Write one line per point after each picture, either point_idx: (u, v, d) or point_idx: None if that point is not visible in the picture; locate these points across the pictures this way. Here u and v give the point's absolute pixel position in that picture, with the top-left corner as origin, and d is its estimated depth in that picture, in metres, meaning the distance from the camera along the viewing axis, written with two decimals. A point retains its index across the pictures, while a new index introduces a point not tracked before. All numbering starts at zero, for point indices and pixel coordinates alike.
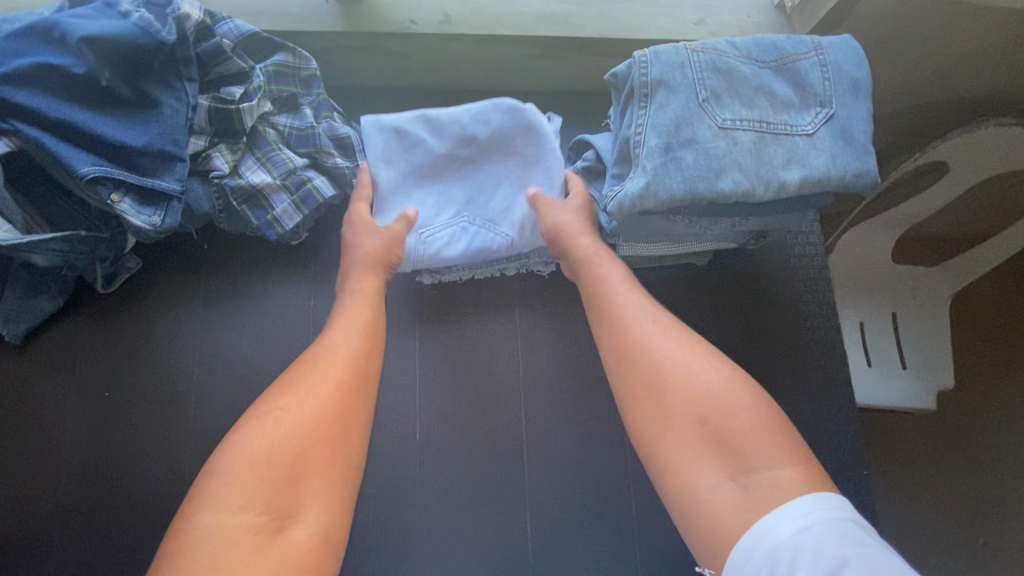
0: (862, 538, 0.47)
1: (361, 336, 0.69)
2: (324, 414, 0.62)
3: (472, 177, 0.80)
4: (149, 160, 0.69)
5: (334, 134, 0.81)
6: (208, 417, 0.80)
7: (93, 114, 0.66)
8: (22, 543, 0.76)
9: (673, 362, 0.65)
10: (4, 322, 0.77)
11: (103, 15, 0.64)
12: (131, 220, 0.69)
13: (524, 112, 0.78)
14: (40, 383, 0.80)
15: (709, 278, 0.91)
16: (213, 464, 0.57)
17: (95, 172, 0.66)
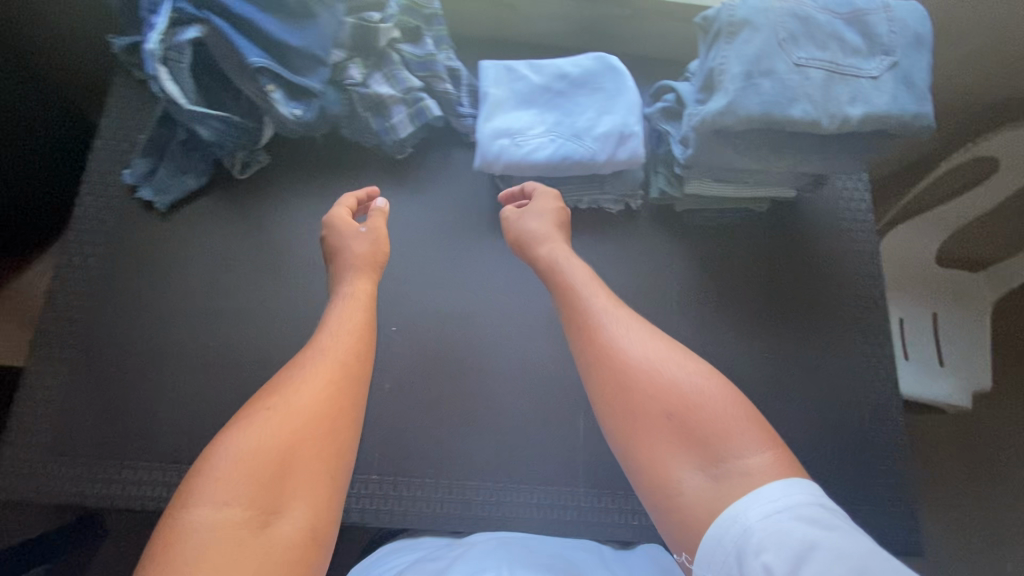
0: (827, 518, 0.49)
1: (346, 328, 0.71)
2: (312, 406, 0.62)
3: (566, 104, 0.90)
4: (301, 61, 0.82)
5: (448, 65, 0.94)
6: (313, 298, 0.90)
7: (267, 15, 0.80)
8: (138, 385, 0.84)
9: (646, 360, 0.65)
10: (156, 192, 0.90)
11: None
12: (280, 108, 0.82)
13: (608, 60, 0.91)
14: (172, 250, 0.91)
15: (765, 231, 0.98)
16: (201, 463, 0.56)
17: (261, 63, 0.79)
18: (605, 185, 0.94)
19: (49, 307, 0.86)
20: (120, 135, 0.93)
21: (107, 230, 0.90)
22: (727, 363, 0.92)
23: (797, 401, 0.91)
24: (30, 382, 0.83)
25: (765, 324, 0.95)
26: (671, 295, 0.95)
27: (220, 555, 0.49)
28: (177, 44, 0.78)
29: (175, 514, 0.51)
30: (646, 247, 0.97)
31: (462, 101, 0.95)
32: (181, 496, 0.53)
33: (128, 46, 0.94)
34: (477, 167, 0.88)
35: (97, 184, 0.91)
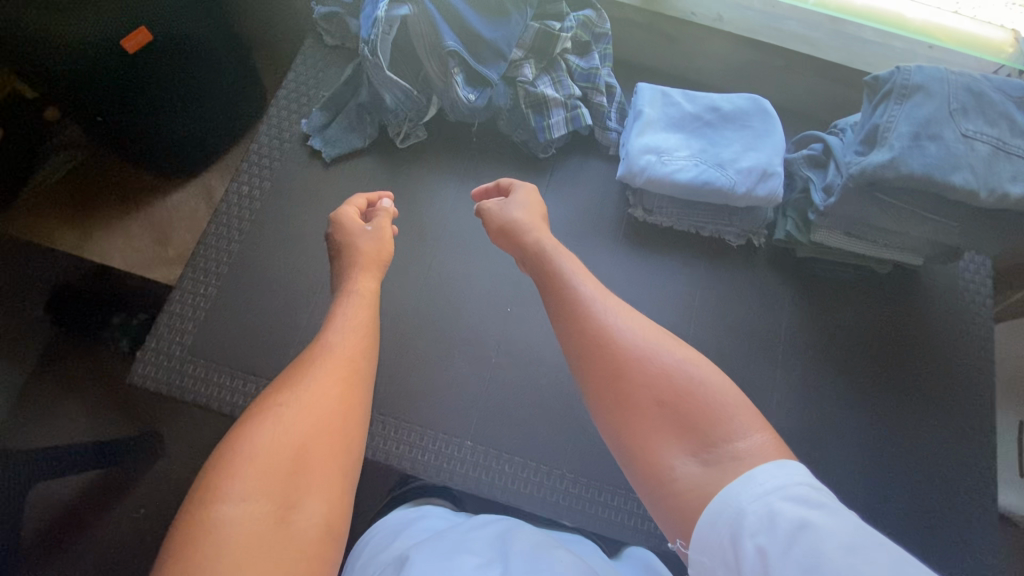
0: (814, 495, 0.48)
1: (354, 333, 0.73)
2: (322, 402, 0.63)
3: (713, 135, 0.95)
4: (487, 52, 0.93)
5: (608, 82, 1.01)
6: (439, 267, 0.99)
7: (470, 8, 0.91)
8: (275, 314, 0.92)
9: (637, 342, 0.63)
10: (326, 143, 1.00)
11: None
12: (458, 91, 0.92)
13: (760, 102, 0.96)
14: (324, 199, 0.99)
15: (879, 294, 0.99)
16: (219, 456, 0.56)
17: (455, 47, 0.89)
18: (734, 218, 0.98)
19: (213, 222, 0.96)
20: (303, 91, 1.05)
21: (273, 168, 1.00)
22: (822, 414, 0.93)
23: (890, 469, 0.90)
24: (184, 286, 0.92)
25: (866, 383, 0.95)
26: (773, 334, 0.97)
27: (246, 550, 0.49)
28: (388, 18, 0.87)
29: (200, 509, 0.52)
30: (757, 284, 1.00)
31: (611, 115, 1.02)
32: (201, 492, 0.53)
33: (327, 15, 1.05)
34: (619, 177, 0.94)
35: (275, 128, 1.02)
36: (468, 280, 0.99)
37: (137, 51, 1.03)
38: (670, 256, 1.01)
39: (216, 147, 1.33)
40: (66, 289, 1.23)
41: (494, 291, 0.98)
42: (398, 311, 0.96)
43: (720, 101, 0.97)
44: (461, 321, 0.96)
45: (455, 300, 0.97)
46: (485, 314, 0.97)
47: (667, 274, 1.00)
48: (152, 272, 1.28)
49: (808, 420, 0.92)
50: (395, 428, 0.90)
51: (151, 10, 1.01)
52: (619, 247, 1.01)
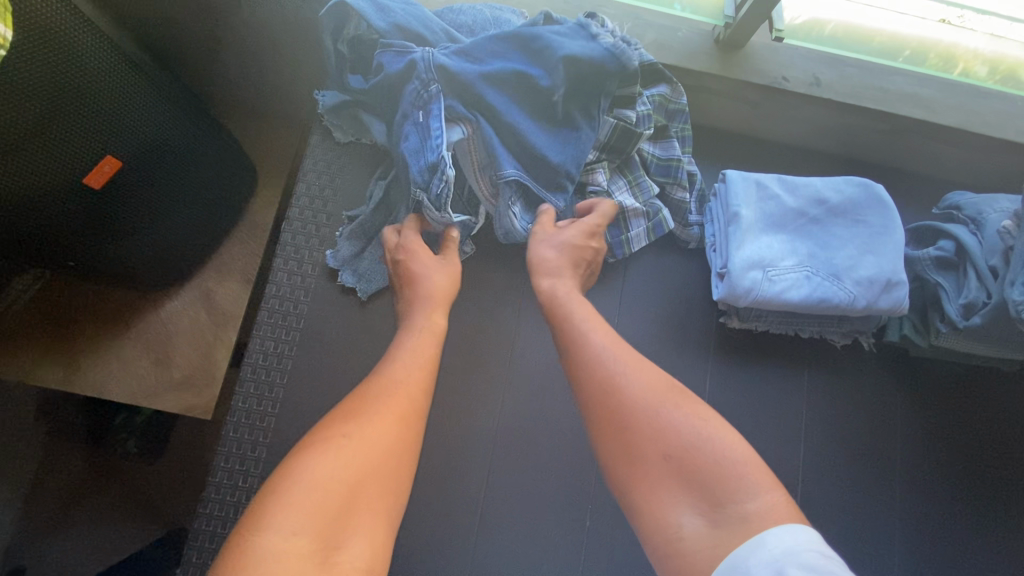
0: (828, 567, 0.46)
1: (423, 366, 0.66)
2: (383, 436, 0.58)
3: (821, 234, 0.81)
4: (552, 176, 0.78)
5: (691, 171, 0.86)
6: (506, 410, 0.84)
7: (532, 121, 0.76)
8: None
9: (644, 399, 0.61)
10: (359, 279, 0.83)
11: (577, 35, 0.73)
12: (515, 225, 0.78)
13: (872, 190, 0.82)
14: (365, 346, 0.83)
15: (1000, 389, 0.89)
16: (274, 482, 0.52)
17: (514, 177, 0.75)
18: (844, 322, 0.85)
19: (239, 395, 0.81)
20: (318, 207, 0.86)
21: (299, 311, 0.83)
22: (954, 535, 0.84)
23: None
24: (218, 478, 0.78)
25: (993, 491, 0.86)
26: (890, 446, 0.86)
27: None
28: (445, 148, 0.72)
29: (245, 538, 0.48)
30: (867, 390, 0.88)
31: (691, 208, 0.86)
32: (249, 518, 0.50)
33: (336, 106, 0.85)
34: (718, 297, 0.80)
35: (292, 261, 0.84)
36: (546, 423, 0.84)
37: (104, 184, 0.83)
38: (770, 366, 0.88)
39: (211, 246, 1.11)
40: (60, 411, 1.06)
41: (578, 435, 0.83)
42: (470, 474, 0.81)
43: (825, 190, 0.82)
44: (544, 473, 0.82)
45: (531, 451, 0.82)
46: (570, 463, 0.82)
47: (768, 388, 0.87)
48: (161, 400, 1.08)
49: (939, 544, 0.83)
50: None
51: (116, 133, 0.79)
52: (712, 361, 0.87)
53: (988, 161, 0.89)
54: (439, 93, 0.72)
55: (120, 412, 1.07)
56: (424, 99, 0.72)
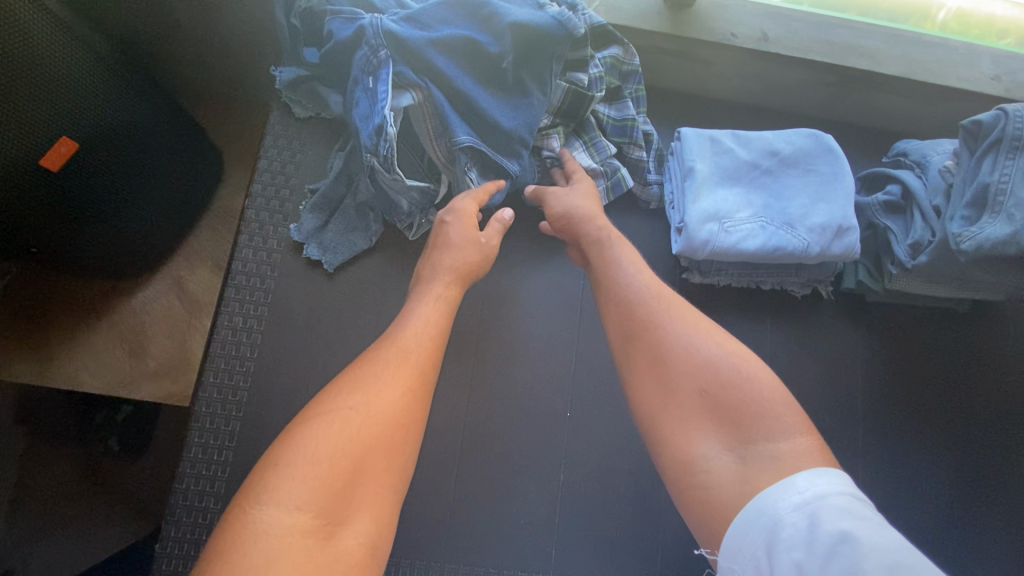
0: (858, 511, 0.47)
1: (432, 334, 0.67)
2: (385, 408, 0.59)
3: (774, 185, 0.83)
4: (506, 142, 0.78)
5: (647, 130, 0.87)
6: (478, 375, 0.84)
7: (482, 89, 0.76)
8: None
9: (683, 334, 0.63)
10: (324, 251, 0.84)
11: (525, 4, 0.75)
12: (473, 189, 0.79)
13: (822, 140, 0.84)
14: (334, 317, 0.84)
15: (956, 328, 0.92)
16: (278, 455, 0.54)
17: (468, 142, 0.76)
18: (802, 271, 0.87)
19: (207, 371, 0.80)
20: (281, 183, 0.87)
21: (266, 286, 0.83)
22: (916, 471, 0.87)
23: (992, 514, 0.86)
24: (192, 453, 0.79)
25: (952, 426, 0.89)
26: (852, 387, 0.89)
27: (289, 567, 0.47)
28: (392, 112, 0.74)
29: (246, 511, 0.50)
30: (828, 337, 0.91)
31: (650, 167, 0.88)
32: (250, 490, 0.52)
33: (292, 81, 0.85)
34: (677, 251, 0.82)
35: (257, 237, 0.85)
36: (518, 384, 0.85)
37: (61, 166, 0.81)
38: (732, 318, 0.91)
39: (181, 232, 1.11)
40: (39, 403, 1.04)
41: (550, 395, 0.85)
42: (445, 437, 0.82)
43: (778, 142, 0.84)
44: (518, 432, 0.83)
45: (504, 411, 0.83)
46: (543, 422, 0.83)
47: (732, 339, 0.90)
48: (139, 390, 1.08)
49: (902, 480, 0.86)
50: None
51: (71, 113, 0.78)
52: None
53: (932, 109, 0.92)
54: (388, 58, 0.73)
55: (98, 409, 1.05)
56: (373, 65, 0.73)
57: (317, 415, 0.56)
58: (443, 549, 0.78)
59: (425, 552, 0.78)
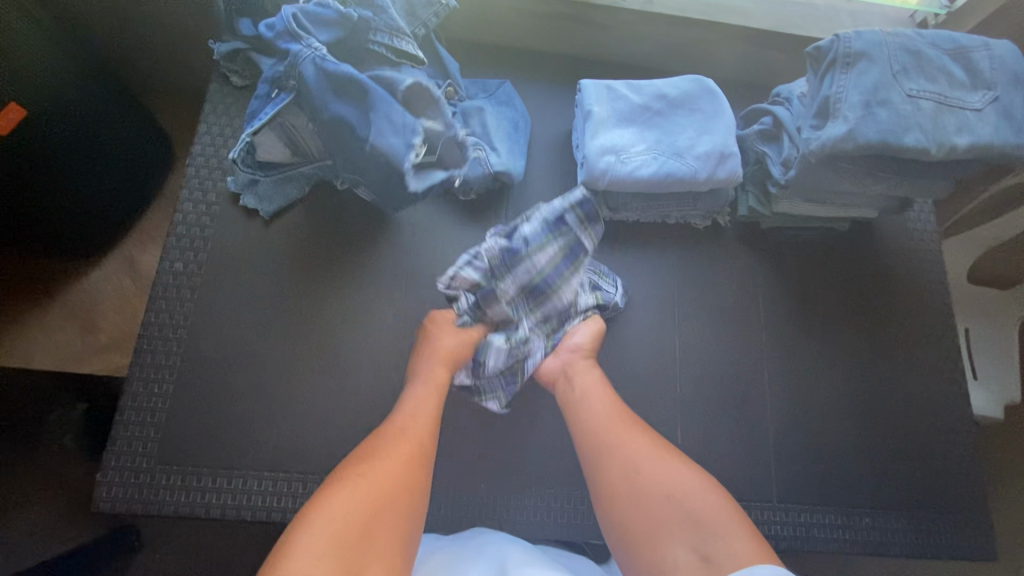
0: None
1: (427, 408, 0.74)
2: (387, 473, 0.64)
3: (665, 123, 0.93)
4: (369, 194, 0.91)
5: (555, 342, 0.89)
6: (410, 309, 0.91)
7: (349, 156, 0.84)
8: (240, 394, 0.84)
9: (643, 461, 0.68)
10: (260, 200, 0.90)
11: (399, 132, 0.80)
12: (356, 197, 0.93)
13: (703, 83, 0.95)
14: (271, 260, 0.90)
15: (846, 247, 1.02)
16: (302, 518, 0.58)
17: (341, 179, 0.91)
18: (699, 202, 0.97)
19: (150, 312, 0.85)
20: (220, 144, 0.94)
21: (204, 234, 0.89)
22: (812, 376, 0.97)
23: (884, 404, 0.96)
24: (133, 389, 0.82)
25: (845, 333, 0.99)
26: (754, 304, 0.99)
27: None
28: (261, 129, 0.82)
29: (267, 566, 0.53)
30: (730, 262, 1.01)
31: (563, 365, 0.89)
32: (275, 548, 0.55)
33: (230, 53, 0.94)
34: (581, 183, 0.91)
35: (197, 191, 0.91)
36: None
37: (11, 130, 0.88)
38: (643, 251, 1.00)
39: (132, 213, 1.16)
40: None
41: None
42: (380, 363, 0.88)
43: (666, 88, 0.95)
44: None
45: None
46: None
47: (643, 268, 1.00)
48: (87, 364, 1.10)
49: (799, 385, 0.96)
50: None
51: (19, 83, 0.86)
52: (593, 248, 0.99)
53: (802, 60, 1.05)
54: (292, 88, 0.81)
55: (52, 408, 1.04)
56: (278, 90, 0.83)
57: (334, 481, 0.61)
58: None
59: None
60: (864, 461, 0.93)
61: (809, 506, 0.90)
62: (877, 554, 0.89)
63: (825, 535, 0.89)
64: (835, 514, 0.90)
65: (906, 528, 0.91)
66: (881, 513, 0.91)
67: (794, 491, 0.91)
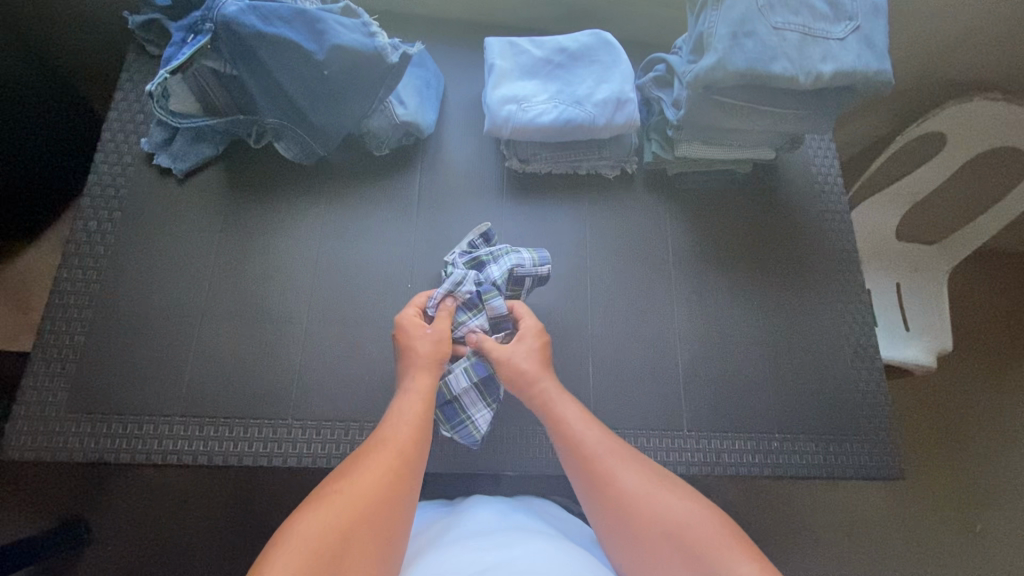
0: None
1: (406, 423, 0.73)
2: (376, 481, 0.66)
3: (566, 75, 0.98)
4: (309, 135, 0.91)
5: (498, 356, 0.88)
6: (328, 259, 0.94)
7: (295, 85, 0.85)
8: (156, 345, 0.87)
9: (636, 489, 0.70)
10: (174, 159, 0.93)
11: (357, 30, 0.85)
12: (283, 149, 0.93)
13: (601, 36, 1.00)
14: (188, 218, 0.93)
15: (748, 190, 1.07)
16: (281, 536, 0.59)
17: (274, 123, 0.89)
18: (604, 149, 1.02)
19: (63, 268, 0.88)
20: (135, 108, 0.97)
21: (120, 196, 0.92)
22: (722, 311, 1.00)
23: (791, 336, 1.00)
24: (47, 342, 0.85)
25: (752, 271, 1.03)
26: (664, 246, 1.03)
27: None
28: (182, 67, 0.82)
29: None
30: (640, 207, 1.04)
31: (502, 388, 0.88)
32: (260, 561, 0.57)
33: (144, 23, 0.96)
34: (487, 132, 0.96)
35: (112, 154, 0.94)
36: (363, 265, 0.95)
37: None
38: (556, 200, 1.04)
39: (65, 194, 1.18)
40: None
41: (392, 269, 0.95)
42: (295, 312, 0.91)
43: (566, 42, 1.00)
44: (363, 304, 0.93)
45: (351, 287, 0.94)
46: (387, 293, 0.94)
47: (557, 215, 1.03)
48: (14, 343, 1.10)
49: (709, 320, 0.99)
50: (316, 431, 0.85)
51: None
52: (506, 199, 1.02)
53: None
54: (209, 31, 0.81)
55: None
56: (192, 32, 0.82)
57: (311, 501, 0.62)
58: (293, 409, 0.86)
59: (276, 412, 0.85)
60: (772, 388, 0.97)
61: (718, 433, 0.93)
62: (784, 474, 0.92)
63: (732, 458, 0.92)
64: (742, 439, 0.93)
65: (812, 449, 0.94)
66: (788, 436, 0.94)
67: (703, 419, 0.94)
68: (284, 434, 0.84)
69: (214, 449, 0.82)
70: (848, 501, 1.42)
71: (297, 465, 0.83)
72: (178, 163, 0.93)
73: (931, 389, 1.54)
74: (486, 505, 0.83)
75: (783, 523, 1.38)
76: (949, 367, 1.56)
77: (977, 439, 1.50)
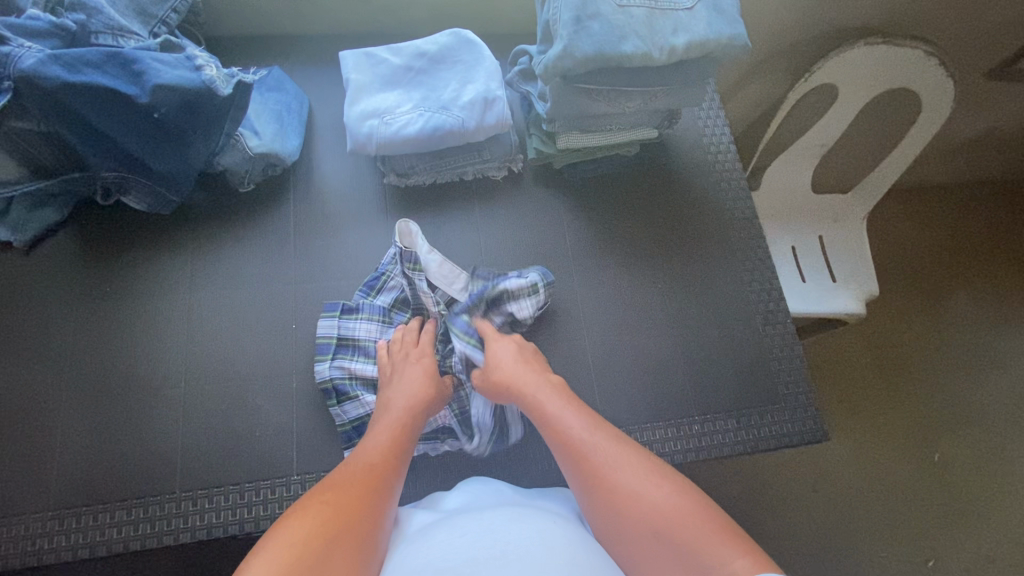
0: None
1: (387, 441, 0.71)
2: (359, 495, 0.62)
3: (429, 80, 0.93)
4: (158, 185, 0.85)
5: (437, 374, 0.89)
6: (199, 311, 0.88)
7: (127, 133, 0.78)
8: (20, 435, 0.80)
9: (629, 477, 0.64)
10: (13, 230, 0.85)
11: (181, 65, 0.79)
12: (132, 202, 0.86)
13: (460, 34, 0.95)
14: (39, 293, 0.86)
15: (640, 171, 1.04)
16: (257, 549, 0.53)
17: (116, 177, 0.83)
18: (484, 152, 0.97)
19: None
20: None
21: None
22: (628, 299, 0.98)
23: (701, 311, 0.98)
24: None
25: (653, 252, 1.00)
26: (562, 240, 1.00)
27: None
28: None
29: None
30: (532, 205, 1.01)
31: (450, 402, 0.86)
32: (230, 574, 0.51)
33: None
34: (352, 151, 0.90)
35: None
36: (240, 312, 0.88)
37: None
38: (445, 210, 0.99)
39: None
40: None
41: (274, 311, 0.89)
42: (170, 375, 0.84)
43: (426, 45, 0.95)
44: (245, 354, 0.86)
45: (230, 338, 0.87)
46: (272, 339, 0.88)
47: (447, 226, 0.98)
48: None
49: (618, 311, 0.97)
50: (208, 499, 0.79)
51: None
52: (391, 217, 0.97)
53: None
54: (10, 90, 0.71)
55: None
56: None
57: (290, 512, 0.58)
58: (179, 480, 0.79)
59: (162, 486, 0.79)
60: (687, 369, 0.95)
61: (638, 425, 0.91)
62: (709, 456, 0.90)
63: (657, 448, 0.90)
64: (663, 428, 0.91)
65: (736, 425, 0.92)
66: (711, 416, 0.92)
67: (622, 414, 0.91)
68: (173, 510, 0.78)
69: (95, 539, 0.76)
70: (803, 460, 1.42)
71: (192, 540, 0.76)
72: (18, 235, 0.85)
73: (869, 335, 1.55)
74: (481, 485, 0.76)
75: (744, 494, 1.38)
76: (883, 310, 1.57)
77: (918, 377, 1.51)
